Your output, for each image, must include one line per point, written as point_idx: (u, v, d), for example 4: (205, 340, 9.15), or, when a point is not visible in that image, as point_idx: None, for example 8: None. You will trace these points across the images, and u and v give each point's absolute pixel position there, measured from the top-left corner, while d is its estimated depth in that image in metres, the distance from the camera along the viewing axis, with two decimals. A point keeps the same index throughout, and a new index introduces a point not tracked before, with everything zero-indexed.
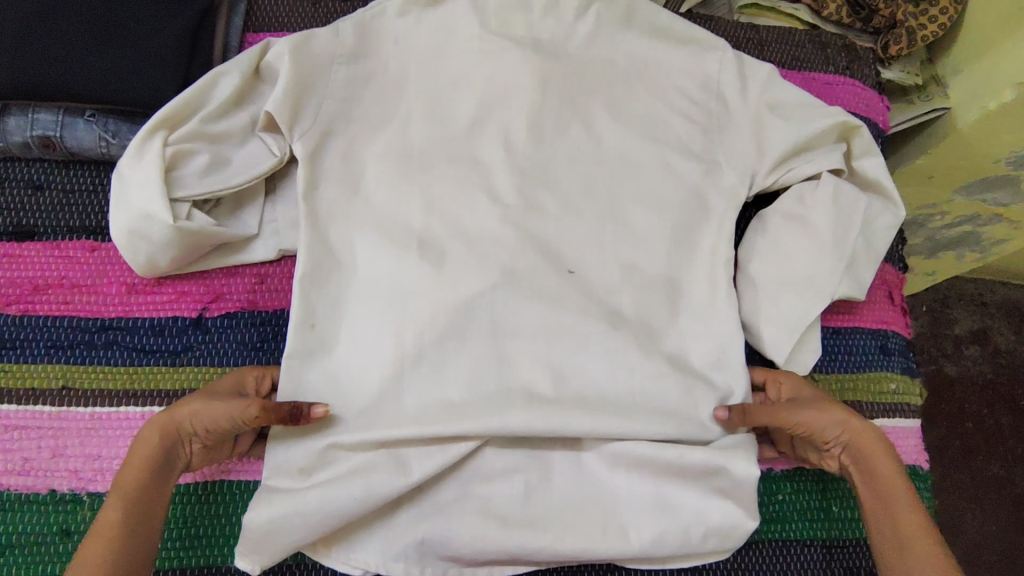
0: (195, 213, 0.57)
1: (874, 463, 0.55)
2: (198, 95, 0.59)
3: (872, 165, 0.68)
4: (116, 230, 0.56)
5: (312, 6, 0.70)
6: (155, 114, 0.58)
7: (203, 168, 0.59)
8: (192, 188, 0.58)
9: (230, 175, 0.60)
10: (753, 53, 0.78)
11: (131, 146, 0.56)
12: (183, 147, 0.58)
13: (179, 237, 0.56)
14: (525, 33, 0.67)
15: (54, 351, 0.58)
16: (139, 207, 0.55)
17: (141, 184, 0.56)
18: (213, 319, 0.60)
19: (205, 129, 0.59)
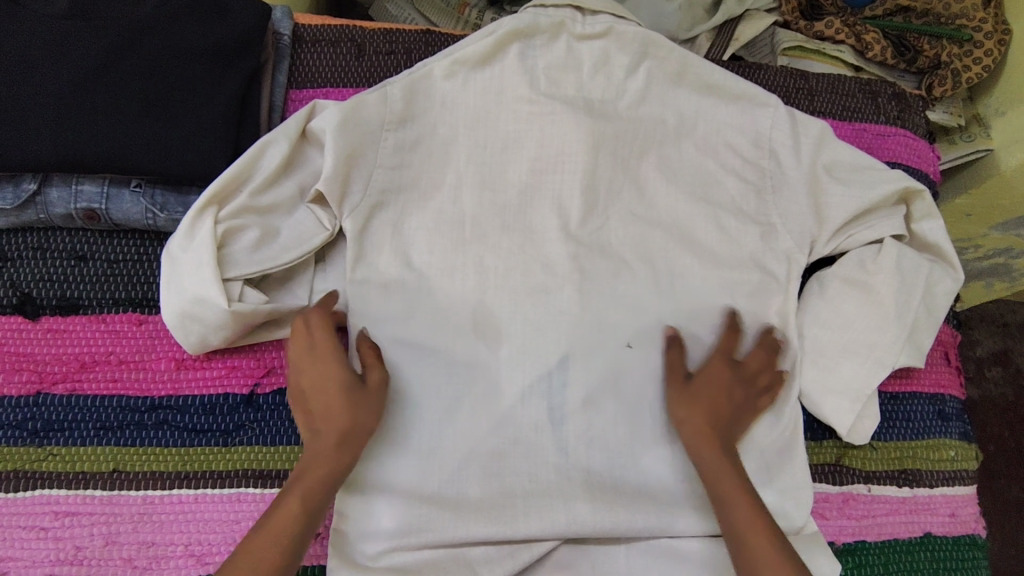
0: (247, 292, 0.56)
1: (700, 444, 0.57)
2: (247, 166, 0.58)
3: (931, 228, 0.67)
4: (167, 311, 0.54)
5: (356, 60, 0.69)
6: (203, 190, 0.56)
7: (253, 245, 0.57)
8: (243, 267, 0.56)
9: (281, 249, 0.58)
10: (803, 104, 0.76)
11: (183, 225, 0.55)
12: (233, 223, 0.56)
13: (232, 319, 0.54)
14: (576, 93, 0.69)
15: (104, 433, 0.56)
16: (190, 289, 0.53)
17: (192, 265, 0.54)
18: (265, 396, 0.58)
19: (255, 202, 0.58)
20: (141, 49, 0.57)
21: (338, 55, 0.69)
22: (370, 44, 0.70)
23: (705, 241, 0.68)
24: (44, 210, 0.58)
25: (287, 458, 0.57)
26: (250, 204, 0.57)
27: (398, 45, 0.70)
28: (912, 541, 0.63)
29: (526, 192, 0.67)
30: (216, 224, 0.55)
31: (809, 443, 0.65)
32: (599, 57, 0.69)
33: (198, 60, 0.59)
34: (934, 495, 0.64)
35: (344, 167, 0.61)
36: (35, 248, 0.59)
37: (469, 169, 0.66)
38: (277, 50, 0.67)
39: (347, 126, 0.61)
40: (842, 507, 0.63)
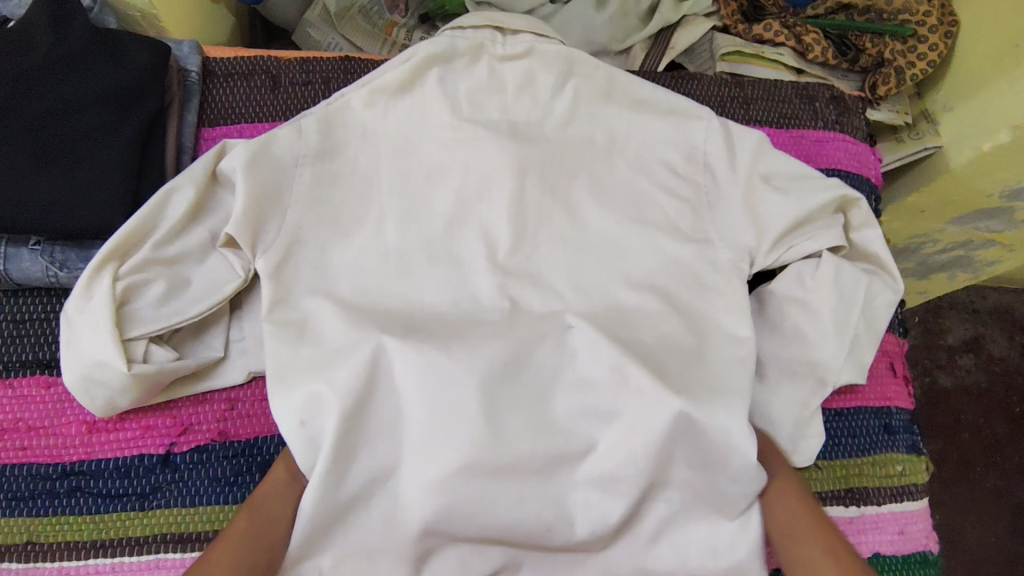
0: (152, 351, 0.54)
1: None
2: (149, 217, 0.56)
3: (872, 237, 0.66)
4: (67, 377, 0.52)
5: (271, 92, 0.67)
6: (102, 247, 0.54)
7: (156, 301, 0.54)
8: (146, 326, 0.53)
9: (188, 303, 0.56)
10: (738, 112, 0.75)
11: (78, 286, 0.52)
12: (135, 279, 0.54)
13: (136, 381, 0.52)
14: (501, 117, 0.67)
15: (15, 504, 0.54)
16: (90, 353, 0.51)
17: (89, 328, 0.51)
18: (182, 455, 0.56)
19: (159, 254, 0.55)
20: (29, 101, 0.55)
21: (252, 87, 0.67)
22: (285, 74, 0.67)
23: (639, 261, 0.66)
24: None
25: (207, 519, 0.55)
26: (152, 257, 0.55)
27: (315, 74, 0.68)
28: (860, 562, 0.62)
29: (453, 222, 0.65)
30: (115, 282, 0.53)
31: None
32: (523, 78, 0.67)
33: (90, 108, 0.56)
34: (881, 513, 0.63)
35: (254, 211, 0.59)
36: None
37: (393, 200, 0.64)
38: (185, 87, 0.64)
39: (256, 167, 0.59)
40: None
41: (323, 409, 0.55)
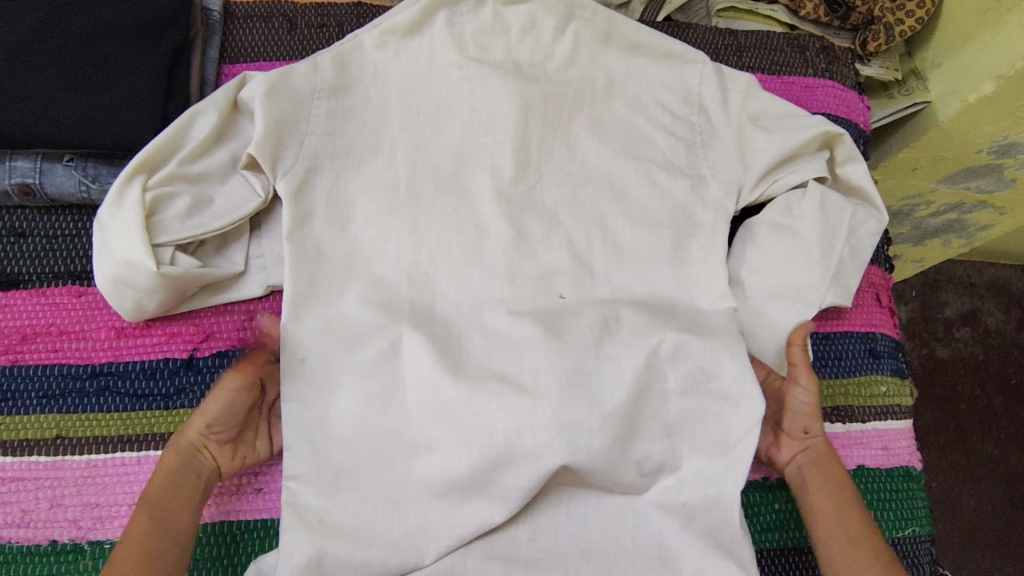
0: (178, 257, 0.58)
1: (825, 527, 0.57)
2: (175, 135, 0.60)
3: (854, 171, 0.68)
4: (101, 278, 0.56)
5: (287, 34, 0.71)
6: (133, 159, 0.58)
7: (182, 211, 0.59)
8: (172, 233, 0.58)
9: (213, 216, 0.60)
10: (732, 59, 0.77)
11: (111, 193, 0.57)
12: (162, 191, 0.58)
13: (163, 282, 0.56)
14: (505, 58, 0.70)
15: (47, 401, 0.57)
16: (122, 255, 0.56)
17: (121, 231, 0.56)
18: (204, 359, 0.60)
19: (184, 170, 0.60)
20: (66, 26, 0.59)
21: (269, 28, 0.70)
22: (301, 18, 0.71)
23: (637, 196, 0.69)
24: None
25: None
26: (179, 172, 0.59)
27: (329, 18, 0.72)
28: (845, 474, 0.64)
29: (457, 158, 0.68)
30: (144, 192, 0.58)
31: None
32: (526, 21, 0.70)
33: (121, 32, 0.60)
34: (864, 430, 0.66)
35: (274, 137, 0.62)
36: None
37: (403, 136, 0.68)
38: (208, 26, 0.68)
39: (274, 98, 0.63)
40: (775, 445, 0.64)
41: (327, 358, 0.61)
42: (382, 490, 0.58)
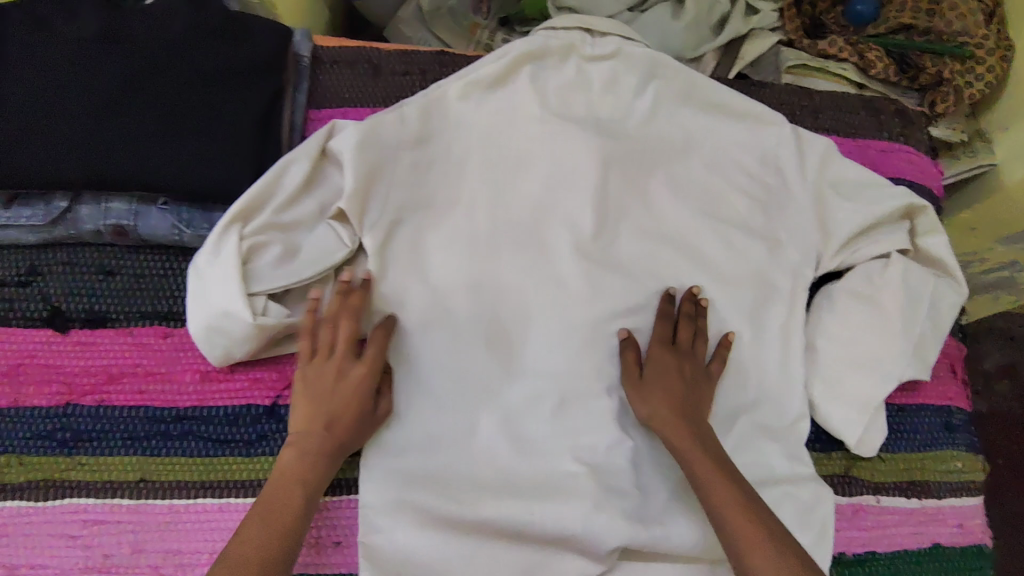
0: (270, 306, 0.58)
1: (703, 465, 0.57)
2: (270, 184, 0.60)
3: (935, 243, 0.68)
4: (194, 325, 0.57)
5: (372, 81, 0.72)
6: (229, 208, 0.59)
7: (274, 262, 0.59)
8: (267, 284, 0.58)
9: (304, 265, 0.60)
10: (808, 121, 0.77)
11: (209, 240, 0.58)
12: (257, 240, 0.59)
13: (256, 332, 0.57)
14: (586, 113, 0.71)
15: (131, 443, 0.58)
16: (217, 303, 0.56)
17: (217, 279, 0.57)
18: (287, 407, 0.60)
19: (277, 219, 0.60)
20: (168, 72, 0.60)
21: (354, 75, 0.71)
22: (386, 64, 0.72)
23: (713, 257, 0.69)
24: (73, 228, 0.60)
25: None
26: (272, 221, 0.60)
27: (413, 66, 0.73)
28: (921, 551, 0.64)
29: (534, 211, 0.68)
30: (240, 241, 0.58)
31: (817, 455, 0.65)
32: (608, 78, 0.71)
33: (220, 80, 0.61)
34: (941, 505, 0.65)
35: (363, 188, 0.63)
36: (63, 262, 0.61)
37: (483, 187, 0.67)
38: (297, 71, 0.69)
39: (365, 149, 0.63)
40: (851, 518, 0.63)
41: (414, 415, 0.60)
42: (448, 558, 0.57)
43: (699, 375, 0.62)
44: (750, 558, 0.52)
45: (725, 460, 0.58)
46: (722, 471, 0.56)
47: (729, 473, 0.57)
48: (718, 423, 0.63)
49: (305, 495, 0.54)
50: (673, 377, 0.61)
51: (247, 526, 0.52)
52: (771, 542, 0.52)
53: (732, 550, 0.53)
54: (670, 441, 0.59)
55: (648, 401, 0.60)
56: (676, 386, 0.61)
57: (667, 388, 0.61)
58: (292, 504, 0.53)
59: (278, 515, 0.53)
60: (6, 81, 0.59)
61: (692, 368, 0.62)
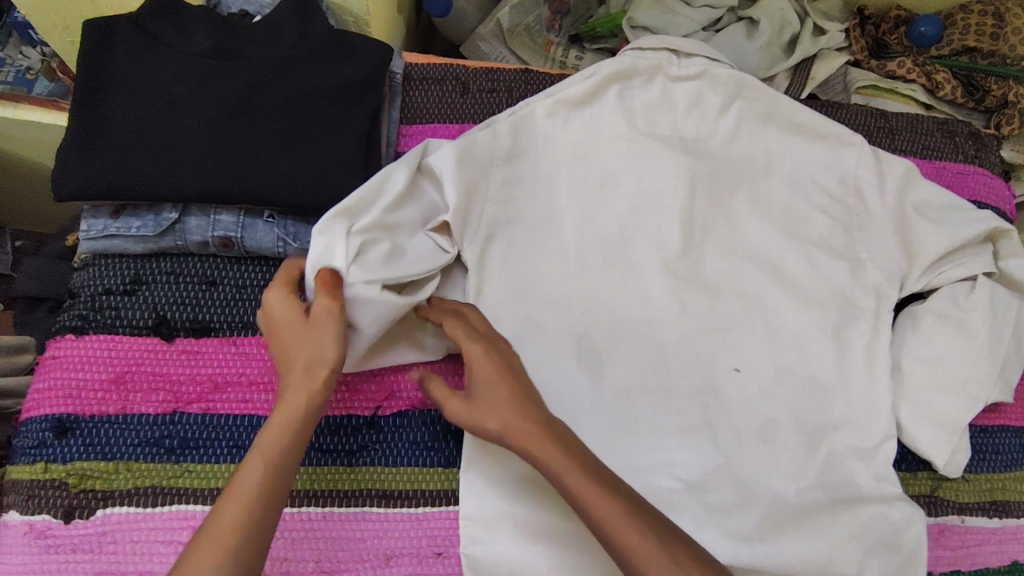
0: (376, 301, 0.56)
1: (566, 468, 0.50)
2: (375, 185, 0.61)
3: (1019, 265, 0.68)
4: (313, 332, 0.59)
5: (461, 97, 0.73)
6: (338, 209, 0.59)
7: (384, 260, 0.58)
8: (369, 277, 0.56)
9: (409, 263, 0.59)
10: (885, 142, 0.79)
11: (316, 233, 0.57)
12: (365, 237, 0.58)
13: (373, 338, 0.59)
14: (671, 132, 0.73)
15: (236, 451, 0.58)
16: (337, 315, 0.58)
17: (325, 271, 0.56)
18: (386, 417, 0.61)
19: (386, 220, 0.60)
20: (275, 88, 0.62)
21: (445, 91, 0.73)
22: (473, 82, 0.73)
23: (796, 274, 0.70)
24: (179, 238, 0.62)
25: (408, 479, 0.59)
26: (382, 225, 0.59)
27: (500, 83, 0.74)
28: (1002, 569, 0.65)
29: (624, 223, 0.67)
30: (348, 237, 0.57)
31: (903, 475, 0.66)
32: (693, 98, 0.73)
33: (328, 97, 0.63)
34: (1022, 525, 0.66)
35: (464, 204, 0.64)
36: (168, 272, 0.63)
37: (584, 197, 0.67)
38: (391, 88, 0.71)
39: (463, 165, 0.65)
40: (937, 538, 0.64)
41: None
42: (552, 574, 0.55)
43: (504, 362, 0.54)
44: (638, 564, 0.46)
45: (600, 466, 0.51)
46: (609, 490, 0.49)
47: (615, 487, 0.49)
48: (803, 441, 0.64)
49: (266, 476, 0.50)
50: (498, 382, 0.53)
51: (221, 513, 0.47)
52: (667, 554, 0.46)
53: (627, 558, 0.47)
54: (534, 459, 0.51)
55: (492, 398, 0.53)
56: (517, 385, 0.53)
57: (499, 385, 0.53)
58: (252, 486, 0.49)
59: (235, 505, 0.48)
60: (121, 96, 0.61)
61: (511, 362, 0.55)
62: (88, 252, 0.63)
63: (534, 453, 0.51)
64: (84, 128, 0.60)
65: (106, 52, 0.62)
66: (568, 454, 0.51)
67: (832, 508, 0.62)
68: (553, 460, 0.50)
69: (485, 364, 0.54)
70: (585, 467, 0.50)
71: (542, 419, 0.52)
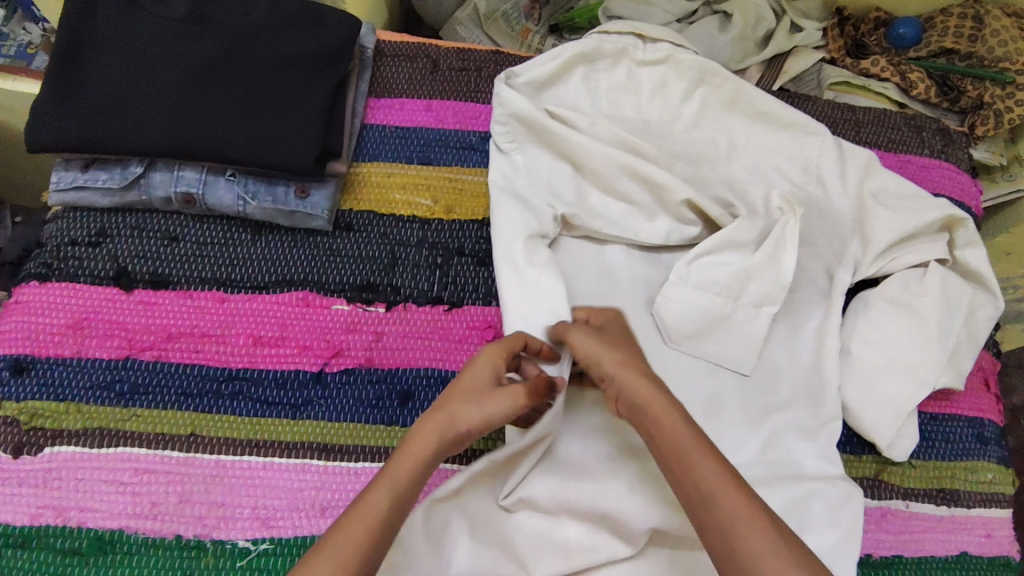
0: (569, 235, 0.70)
1: (691, 453, 0.47)
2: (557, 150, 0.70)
3: (974, 255, 0.68)
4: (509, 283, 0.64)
5: (430, 75, 0.75)
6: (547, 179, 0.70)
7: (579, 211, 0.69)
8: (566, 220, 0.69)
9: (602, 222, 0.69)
10: (850, 134, 0.79)
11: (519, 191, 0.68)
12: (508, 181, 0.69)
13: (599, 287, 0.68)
14: (635, 114, 0.74)
15: (183, 398, 0.60)
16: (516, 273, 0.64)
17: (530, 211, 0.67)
18: (333, 374, 0.62)
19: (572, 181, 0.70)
20: (246, 55, 0.64)
21: (414, 68, 0.75)
22: (444, 60, 0.75)
23: None
24: (144, 193, 0.64)
25: (349, 433, 0.60)
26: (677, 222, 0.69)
27: (469, 62, 0.76)
28: (949, 559, 0.63)
29: (620, 191, 0.70)
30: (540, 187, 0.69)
31: (847, 457, 0.66)
32: (657, 82, 0.74)
33: (295, 64, 0.65)
34: (970, 515, 0.65)
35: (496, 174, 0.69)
36: (132, 227, 0.65)
37: (598, 154, 0.68)
38: (361, 61, 0.73)
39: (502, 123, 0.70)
40: (879, 521, 0.63)
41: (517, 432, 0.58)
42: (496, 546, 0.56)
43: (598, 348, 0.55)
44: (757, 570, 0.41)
45: (700, 464, 0.46)
46: (740, 486, 0.46)
47: (746, 488, 0.46)
48: (747, 419, 0.64)
49: (392, 503, 0.46)
50: (606, 350, 0.55)
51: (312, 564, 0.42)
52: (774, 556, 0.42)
53: (719, 553, 0.44)
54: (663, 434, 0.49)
55: (604, 370, 0.54)
56: (625, 369, 0.53)
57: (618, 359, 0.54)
58: (377, 517, 0.45)
59: (357, 527, 0.44)
60: (96, 57, 0.63)
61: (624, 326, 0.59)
62: (58, 204, 0.65)
63: (639, 398, 0.51)
64: (58, 84, 0.62)
65: (87, 15, 0.64)
66: (696, 465, 0.46)
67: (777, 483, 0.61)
68: (695, 455, 0.47)
69: (591, 346, 0.55)
70: (729, 473, 0.46)
71: (649, 399, 0.51)
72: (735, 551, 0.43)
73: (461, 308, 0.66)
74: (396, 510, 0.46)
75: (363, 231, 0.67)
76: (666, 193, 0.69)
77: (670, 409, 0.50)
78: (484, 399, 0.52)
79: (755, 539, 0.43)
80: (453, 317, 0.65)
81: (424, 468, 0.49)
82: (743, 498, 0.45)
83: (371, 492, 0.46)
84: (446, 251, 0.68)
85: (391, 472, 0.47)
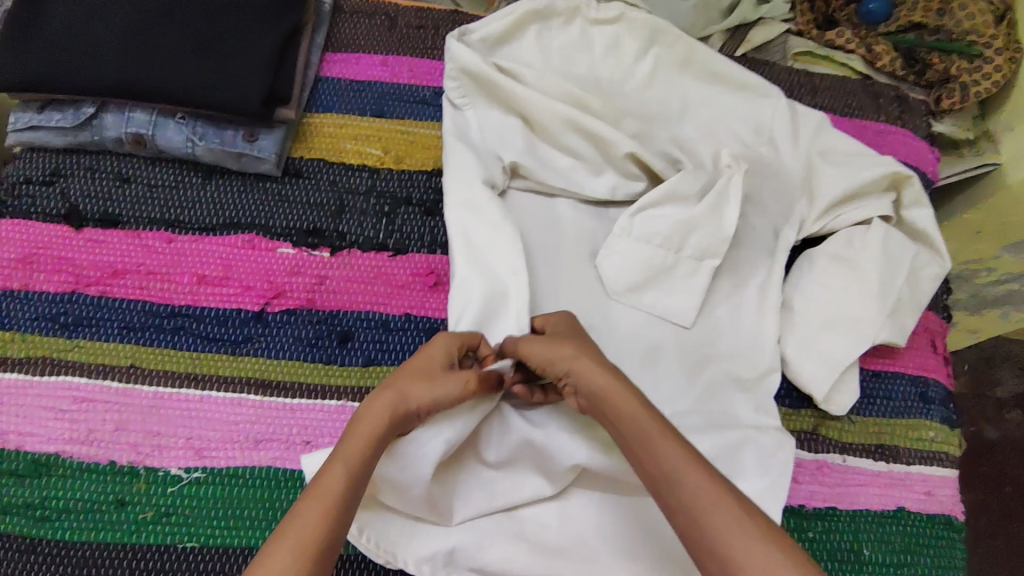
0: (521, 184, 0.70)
1: (658, 442, 0.46)
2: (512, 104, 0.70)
3: (920, 215, 0.69)
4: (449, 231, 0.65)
5: (388, 31, 0.76)
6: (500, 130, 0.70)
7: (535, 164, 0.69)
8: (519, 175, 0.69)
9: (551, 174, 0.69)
10: (806, 98, 0.80)
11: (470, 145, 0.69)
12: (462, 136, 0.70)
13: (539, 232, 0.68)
14: (587, 73, 0.75)
15: (126, 331, 0.61)
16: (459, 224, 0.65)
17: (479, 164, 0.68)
18: (274, 313, 0.63)
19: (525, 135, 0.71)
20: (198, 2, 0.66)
21: (372, 25, 0.76)
22: (402, 18, 0.77)
23: None
24: (98, 134, 0.66)
25: (287, 370, 0.61)
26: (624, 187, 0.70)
27: (427, 20, 0.77)
28: (885, 513, 0.63)
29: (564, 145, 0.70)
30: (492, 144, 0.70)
31: (786, 411, 0.66)
32: (610, 41, 0.75)
33: (247, 12, 0.66)
34: (910, 472, 0.65)
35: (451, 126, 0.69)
36: (86, 168, 0.67)
37: (545, 107, 0.69)
38: (319, 16, 0.75)
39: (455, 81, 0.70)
40: (814, 473, 0.63)
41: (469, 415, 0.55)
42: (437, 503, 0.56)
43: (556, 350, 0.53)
44: (730, 551, 0.40)
45: (675, 451, 0.45)
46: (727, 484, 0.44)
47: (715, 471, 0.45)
48: (684, 369, 0.64)
49: (351, 478, 0.45)
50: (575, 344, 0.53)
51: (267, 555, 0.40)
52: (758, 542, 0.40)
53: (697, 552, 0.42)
54: (631, 420, 0.48)
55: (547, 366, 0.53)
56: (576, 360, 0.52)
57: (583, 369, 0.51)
58: (337, 492, 0.44)
59: (318, 505, 0.43)
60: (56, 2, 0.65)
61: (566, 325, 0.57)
62: (17, 145, 0.67)
63: (602, 394, 0.50)
64: (17, 27, 0.64)
65: None
66: (665, 456, 0.45)
67: (708, 431, 0.61)
68: (663, 445, 0.45)
69: (542, 350, 0.53)
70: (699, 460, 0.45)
71: (618, 390, 0.49)
72: (709, 543, 0.41)
73: (405, 255, 0.67)
74: (352, 490, 0.45)
75: (311, 178, 0.69)
76: (611, 147, 0.69)
77: (633, 402, 0.49)
78: (434, 382, 0.51)
79: (727, 518, 0.41)
80: (396, 263, 0.66)
81: (377, 444, 0.48)
82: (721, 488, 0.43)
83: (327, 469, 0.45)
84: (393, 200, 0.69)
85: (342, 448, 0.46)
